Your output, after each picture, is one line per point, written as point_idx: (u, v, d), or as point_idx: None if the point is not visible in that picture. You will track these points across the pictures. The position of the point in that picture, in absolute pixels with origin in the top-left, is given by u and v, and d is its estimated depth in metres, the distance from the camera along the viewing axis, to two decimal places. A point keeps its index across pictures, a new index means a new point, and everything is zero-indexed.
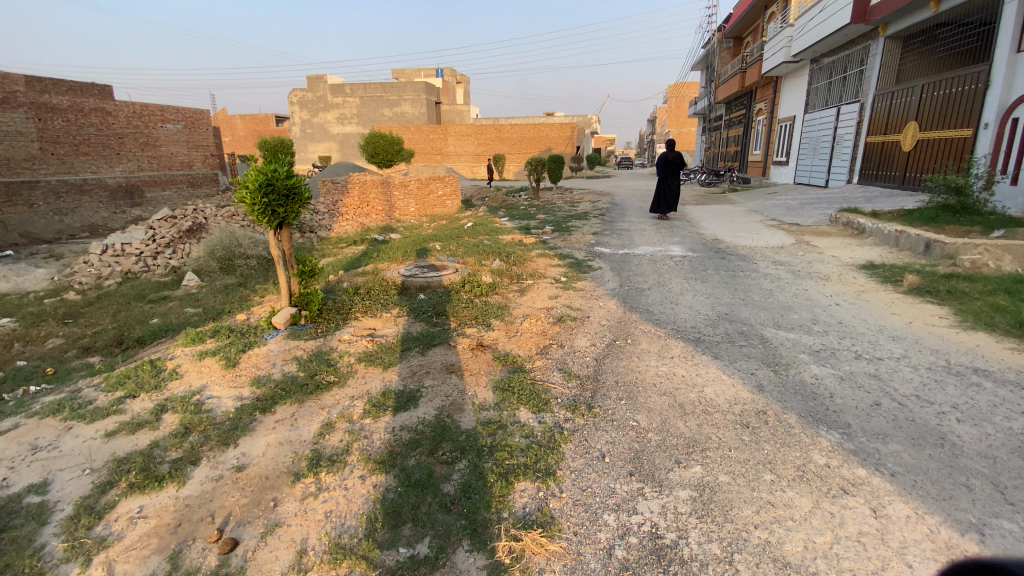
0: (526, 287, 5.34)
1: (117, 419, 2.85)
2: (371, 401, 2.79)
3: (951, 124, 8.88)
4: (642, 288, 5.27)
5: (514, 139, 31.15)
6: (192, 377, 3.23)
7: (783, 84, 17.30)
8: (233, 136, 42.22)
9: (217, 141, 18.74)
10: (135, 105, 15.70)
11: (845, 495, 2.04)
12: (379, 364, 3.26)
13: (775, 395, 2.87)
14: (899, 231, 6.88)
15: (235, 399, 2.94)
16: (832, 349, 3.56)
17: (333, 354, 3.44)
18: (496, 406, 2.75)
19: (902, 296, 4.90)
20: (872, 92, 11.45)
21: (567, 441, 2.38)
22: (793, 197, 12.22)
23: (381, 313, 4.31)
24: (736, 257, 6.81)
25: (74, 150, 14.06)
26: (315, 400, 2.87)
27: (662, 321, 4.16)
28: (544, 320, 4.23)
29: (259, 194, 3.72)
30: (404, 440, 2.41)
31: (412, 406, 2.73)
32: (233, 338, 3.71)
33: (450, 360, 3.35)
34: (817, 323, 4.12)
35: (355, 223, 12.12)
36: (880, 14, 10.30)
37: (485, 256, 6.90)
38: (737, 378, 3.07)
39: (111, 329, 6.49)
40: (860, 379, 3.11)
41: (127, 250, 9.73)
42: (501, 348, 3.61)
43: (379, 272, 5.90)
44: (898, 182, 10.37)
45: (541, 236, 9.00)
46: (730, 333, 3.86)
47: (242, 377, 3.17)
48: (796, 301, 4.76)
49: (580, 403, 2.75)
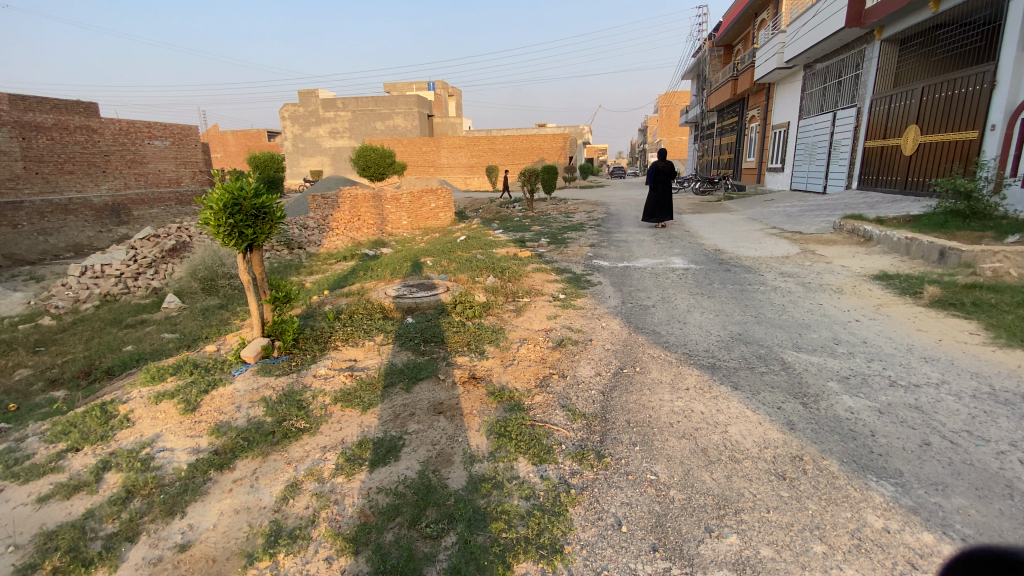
0: (522, 306, 5.00)
1: (53, 479, 2.42)
2: (345, 454, 2.41)
3: (954, 127, 8.66)
4: (647, 306, 4.91)
5: (507, 150, 30.91)
6: (144, 425, 2.82)
7: (776, 90, 17.19)
8: (225, 152, 42.06)
9: (206, 157, 18.35)
10: (121, 121, 15.37)
11: (915, 572, 1.68)
12: (358, 405, 2.87)
13: (809, 435, 2.50)
14: (909, 238, 6.60)
15: (191, 452, 2.54)
16: (862, 376, 3.20)
17: (306, 394, 3.04)
18: (490, 457, 2.38)
19: (925, 310, 4.58)
20: (869, 95, 11.25)
21: (574, 503, 2.02)
22: (792, 204, 11.95)
23: (363, 341, 3.92)
24: (741, 268, 6.49)
25: (58, 168, 13.77)
26: (281, 453, 2.48)
27: (672, 344, 3.79)
28: (542, 345, 3.86)
29: (224, 215, 3.35)
30: (381, 508, 2.04)
31: (392, 459, 2.36)
32: (197, 375, 3.30)
33: (437, 398, 2.98)
34: (840, 343, 3.78)
35: (345, 238, 11.82)
36: (875, 17, 10.18)
37: (478, 273, 6.52)
38: (763, 414, 2.71)
39: (81, 358, 6.07)
40: (900, 412, 2.75)
41: (107, 271, 9.30)
42: (495, 381, 3.24)
43: (364, 293, 5.53)
44: (900, 187, 10.13)
45: (537, 249, 8.63)
46: (747, 357, 3.50)
47: (201, 425, 2.76)
48: (813, 318, 4.41)
49: (588, 451, 2.39)
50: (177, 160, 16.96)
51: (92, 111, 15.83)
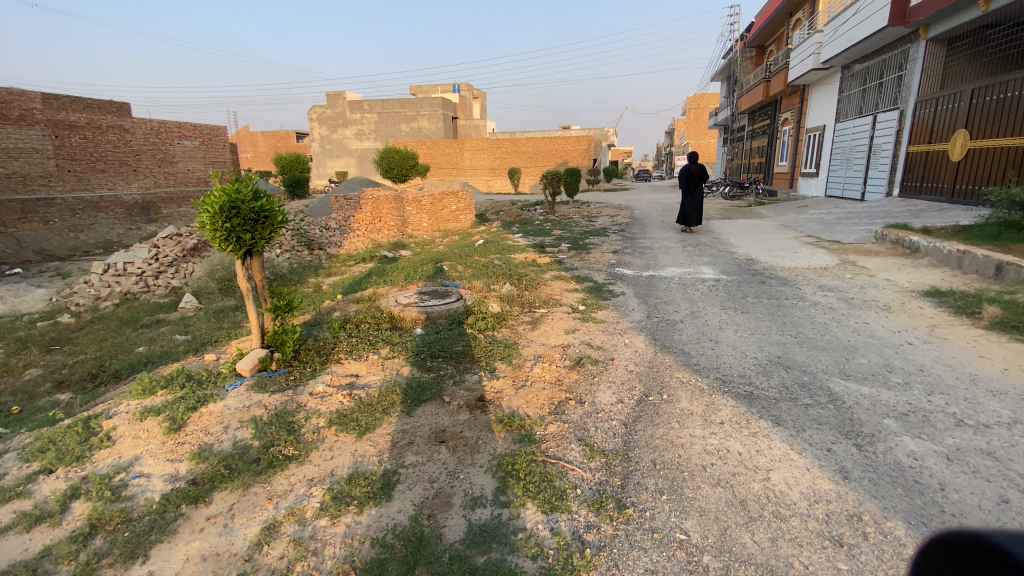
0: (539, 318, 4.69)
1: (17, 507, 2.23)
2: (332, 490, 2.15)
3: (1007, 131, 8.03)
4: (674, 321, 4.54)
5: (530, 152, 30.64)
6: (124, 445, 2.62)
7: (810, 92, 16.50)
8: (256, 153, 43.07)
9: (234, 157, 18.73)
10: (153, 122, 15.71)
11: None
12: (353, 430, 2.61)
13: (866, 487, 2.13)
14: (960, 251, 6.07)
15: (167, 480, 2.32)
16: (923, 414, 2.78)
17: (300, 415, 2.79)
18: (494, 501, 2.10)
19: (985, 333, 4.10)
20: (912, 97, 10.60)
21: (589, 567, 1.73)
22: (828, 212, 11.34)
23: (367, 354, 3.66)
24: (776, 280, 6.05)
25: (90, 166, 14.09)
26: (263, 485, 2.23)
27: (703, 368, 3.43)
28: (558, 364, 3.54)
29: (221, 219, 3.14)
30: (364, 563, 1.77)
31: (383, 500, 2.09)
32: (187, 390, 3.07)
33: (440, 424, 2.70)
34: (893, 372, 3.36)
35: (365, 239, 11.73)
36: (920, 15, 9.58)
37: (494, 280, 6.22)
38: (811, 457, 2.35)
39: (91, 359, 6.00)
40: (972, 459, 2.34)
41: (128, 269, 9.33)
42: (506, 406, 2.93)
43: (375, 300, 5.31)
44: (947, 194, 9.47)
45: (557, 255, 8.34)
46: (788, 386, 3.13)
47: (184, 448, 2.55)
48: (859, 340, 3.99)
49: (606, 498, 2.09)
50: (206, 159, 17.33)
51: (124, 110, 16.19)
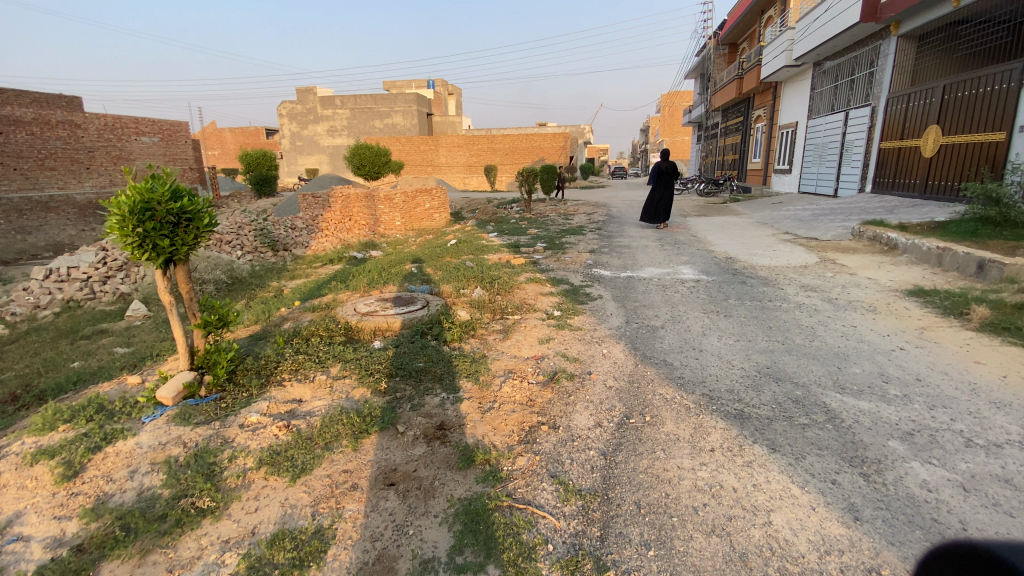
0: (511, 326, 4.33)
1: None
2: (249, 556, 1.76)
3: (979, 127, 8.03)
4: (655, 327, 4.24)
5: (506, 149, 30.26)
6: (4, 499, 2.16)
7: (782, 89, 16.51)
8: (224, 150, 41.75)
9: (197, 154, 17.99)
10: (107, 117, 14.85)
11: None
12: (286, 472, 2.21)
13: (882, 531, 1.84)
14: (940, 249, 5.95)
15: (50, 545, 1.89)
16: (929, 433, 2.52)
17: (224, 454, 2.36)
18: (448, 566, 1.73)
19: (975, 335, 3.91)
20: (884, 93, 10.58)
21: None
22: (802, 208, 11.28)
23: (314, 374, 3.25)
24: (758, 280, 5.83)
25: (38, 164, 13.12)
26: (165, 551, 1.82)
27: (689, 382, 3.12)
28: (530, 381, 3.19)
29: (134, 222, 2.69)
30: None
31: (312, 568, 1.72)
32: (93, 425, 2.62)
33: (391, 462, 2.32)
34: (890, 383, 3.10)
35: (334, 239, 11.17)
36: (892, 11, 9.51)
37: (465, 283, 5.85)
38: (816, 493, 2.05)
39: (17, 378, 5.38)
40: (990, 489, 2.07)
41: (72, 275, 8.58)
42: (469, 435, 2.56)
43: (332, 308, 4.86)
44: (920, 190, 9.45)
45: (532, 255, 7.98)
46: (782, 403, 2.83)
47: (76, 501, 2.10)
48: (849, 345, 3.76)
49: (583, 556, 1.74)
50: (166, 156, 16.69)
51: (75, 105, 15.36)
